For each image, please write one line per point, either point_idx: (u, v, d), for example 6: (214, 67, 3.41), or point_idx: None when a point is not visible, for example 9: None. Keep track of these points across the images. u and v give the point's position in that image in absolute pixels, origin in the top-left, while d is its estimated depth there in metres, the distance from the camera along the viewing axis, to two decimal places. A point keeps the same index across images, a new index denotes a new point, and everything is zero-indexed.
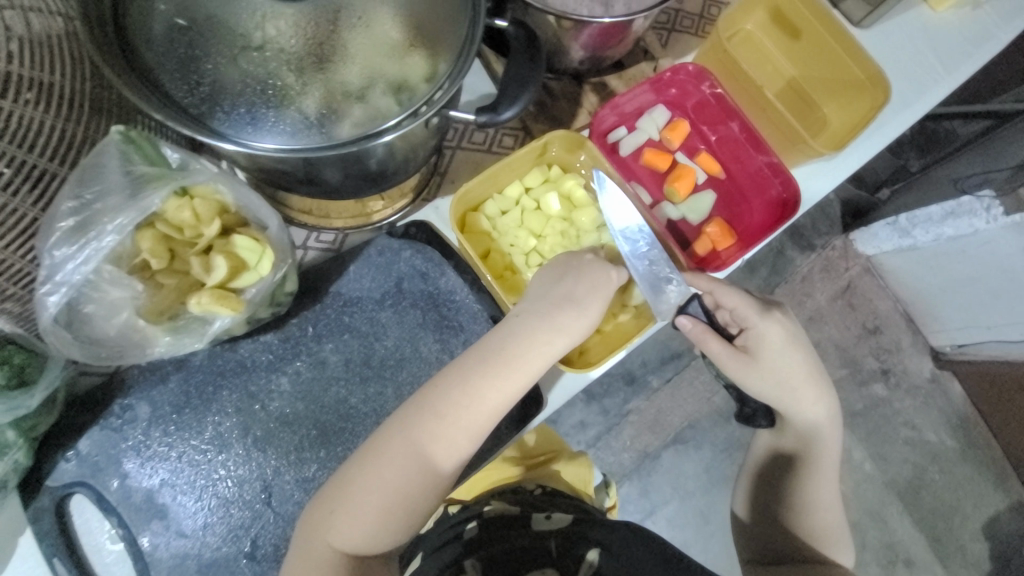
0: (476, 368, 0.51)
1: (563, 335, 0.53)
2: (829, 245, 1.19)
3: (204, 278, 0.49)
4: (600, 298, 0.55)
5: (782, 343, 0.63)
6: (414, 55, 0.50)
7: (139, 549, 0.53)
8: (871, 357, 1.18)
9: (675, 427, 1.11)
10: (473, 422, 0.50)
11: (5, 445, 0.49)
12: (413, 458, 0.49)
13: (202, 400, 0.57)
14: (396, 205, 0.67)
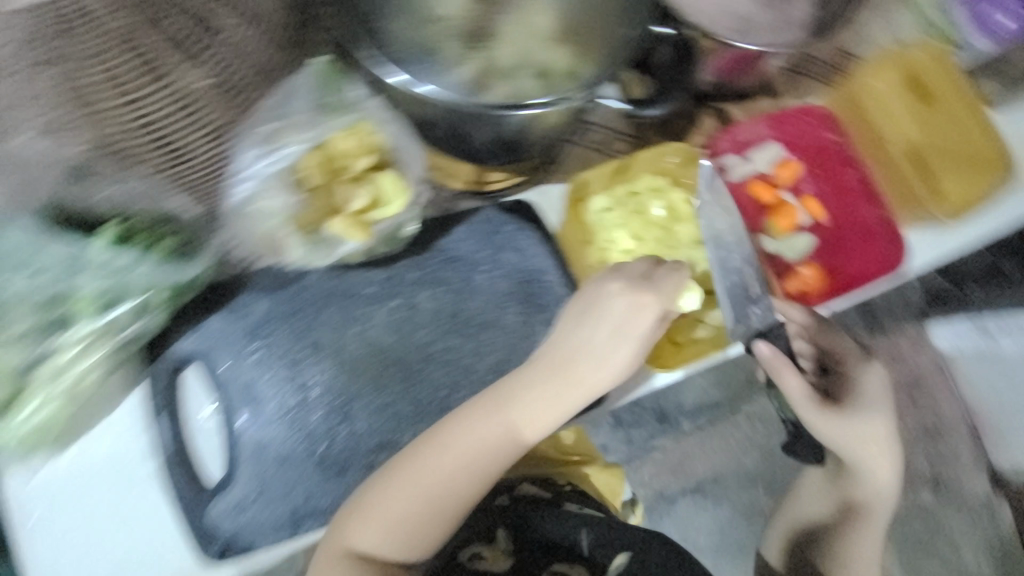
0: (493, 410, 0.55)
1: (580, 386, 0.56)
2: (903, 330, 1.06)
3: (346, 204, 0.56)
4: (620, 351, 0.56)
5: (858, 397, 0.69)
6: (564, 51, 0.59)
7: (233, 427, 0.58)
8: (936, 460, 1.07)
9: (694, 481, 0.94)
10: (480, 454, 0.55)
11: (151, 305, 0.54)
12: (426, 486, 0.54)
13: (311, 311, 0.63)
14: (511, 181, 0.72)
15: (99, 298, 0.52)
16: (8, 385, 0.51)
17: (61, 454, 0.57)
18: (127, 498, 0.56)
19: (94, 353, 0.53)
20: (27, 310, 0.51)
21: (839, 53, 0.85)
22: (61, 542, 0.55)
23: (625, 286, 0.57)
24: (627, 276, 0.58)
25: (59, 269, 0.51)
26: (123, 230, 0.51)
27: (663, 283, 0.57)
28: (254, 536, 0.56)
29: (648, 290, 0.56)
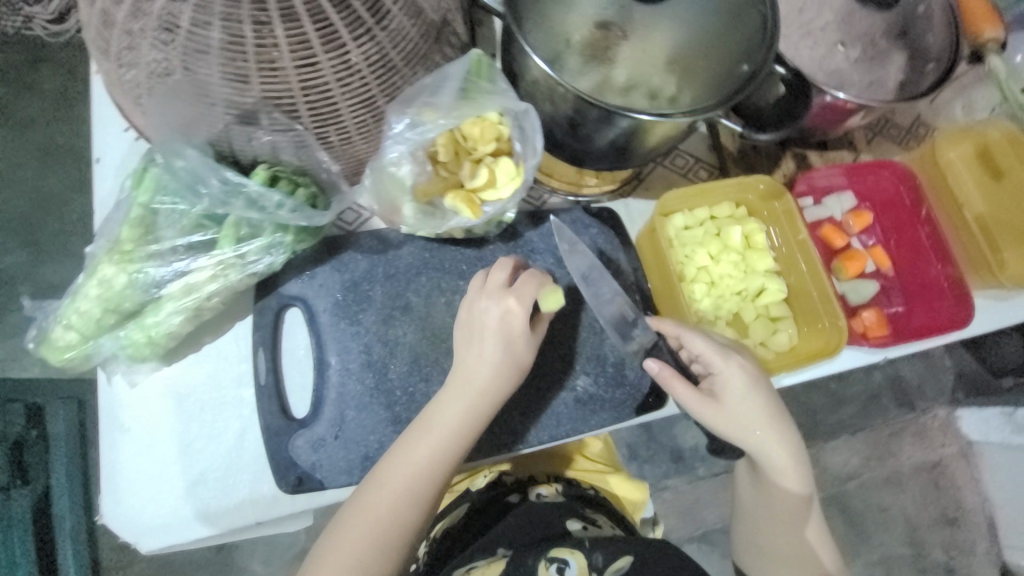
0: (438, 429, 0.57)
1: (478, 399, 0.58)
2: (931, 411, 1.32)
3: (466, 181, 0.61)
4: (491, 349, 0.59)
5: (743, 387, 0.64)
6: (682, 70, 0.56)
7: (323, 370, 0.62)
8: (940, 548, 1.29)
9: (707, 524, 1.20)
10: (428, 470, 0.56)
11: (278, 243, 0.59)
12: (382, 505, 0.55)
13: (407, 276, 0.68)
14: (604, 188, 0.76)
15: (238, 228, 0.57)
16: (139, 295, 0.56)
17: (166, 367, 0.61)
18: (219, 418, 0.61)
19: (218, 278, 0.58)
20: (175, 228, 0.56)
21: (917, 120, 0.90)
22: (149, 449, 0.59)
23: (492, 293, 0.59)
24: (488, 291, 0.60)
25: (209, 198, 0.56)
26: (270, 175, 0.59)
27: (524, 292, 0.59)
28: (326, 475, 0.60)
29: (503, 297, 0.59)
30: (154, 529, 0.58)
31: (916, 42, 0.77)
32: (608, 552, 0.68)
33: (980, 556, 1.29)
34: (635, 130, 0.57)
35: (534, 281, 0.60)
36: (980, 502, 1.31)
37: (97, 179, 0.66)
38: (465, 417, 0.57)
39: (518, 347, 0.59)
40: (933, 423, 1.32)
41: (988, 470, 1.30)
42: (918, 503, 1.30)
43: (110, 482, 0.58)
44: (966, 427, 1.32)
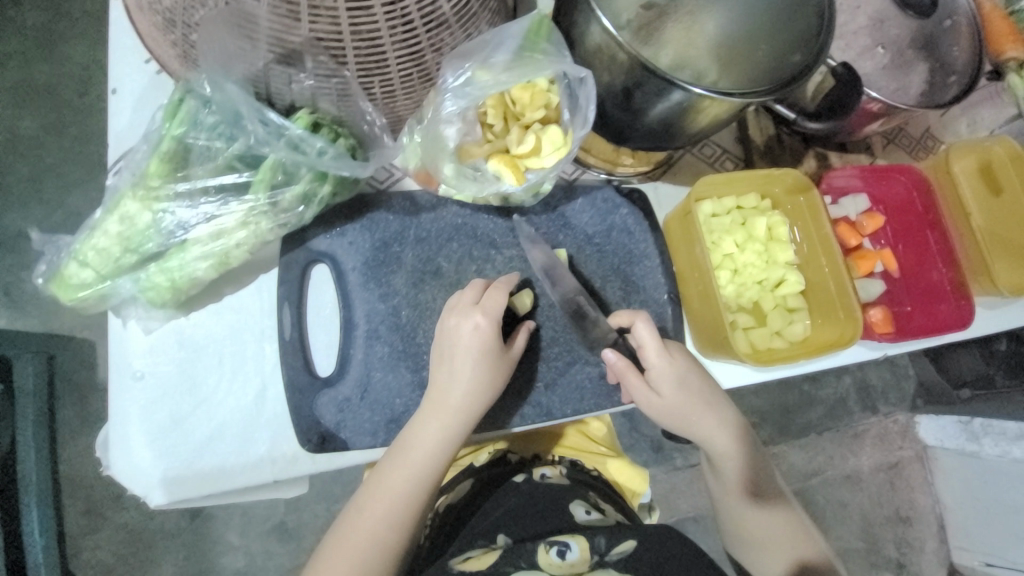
0: (421, 436, 0.56)
1: (457, 409, 0.57)
2: (891, 415, 1.38)
3: (512, 146, 0.60)
4: (467, 360, 0.57)
5: (682, 378, 0.64)
6: (733, 60, 0.57)
7: (350, 329, 0.61)
8: (892, 544, 1.37)
9: (681, 513, 1.23)
10: (406, 491, 0.56)
11: (315, 195, 0.57)
12: (364, 531, 0.54)
13: (438, 241, 0.66)
14: (637, 169, 0.74)
15: (274, 173, 0.54)
16: (162, 236, 0.53)
17: (184, 316, 0.58)
18: (239, 372, 0.58)
19: (247, 225, 0.55)
20: (206, 168, 0.53)
21: (926, 132, 0.93)
22: (162, 400, 0.56)
23: (463, 310, 0.59)
24: (460, 308, 0.59)
25: (250, 138, 0.53)
26: (312, 121, 0.55)
27: (492, 305, 0.59)
28: (351, 435, 0.59)
29: (471, 312, 0.58)
30: (164, 482, 0.55)
31: (941, 55, 0.80)
32: (613, 535, 0.62)
33: (928, 554, 1.38)
34: (688, 103, 0.55)
35: (502, 292, 0.60)
36: (931, 503, 1.39)
37: (114, 111, 0.64)
38: (439, 436, 0.56)
39: (492, 364, 0.58)
40: (892, 427, 1.38)
41: (940, 474, 1.37)
42: (874, 499, 1.36)
43: (119, 430, 0.56)
44: (924, 432, 1.39)
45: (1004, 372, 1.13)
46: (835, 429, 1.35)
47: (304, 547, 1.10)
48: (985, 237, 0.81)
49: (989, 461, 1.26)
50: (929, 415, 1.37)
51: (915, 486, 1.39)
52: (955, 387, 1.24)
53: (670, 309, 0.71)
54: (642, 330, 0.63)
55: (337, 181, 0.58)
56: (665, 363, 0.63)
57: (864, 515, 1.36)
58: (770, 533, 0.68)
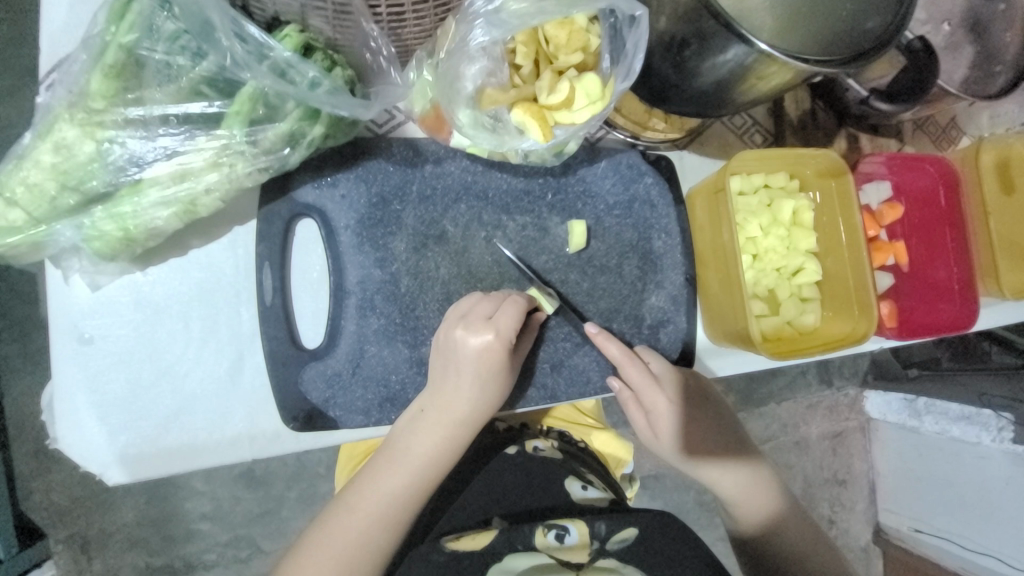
0: (420, 447, 0.53)
1: (460, 424, 0.54)
2: (843, 390, 1.28)
3: (541, 95, 0.51)
4: (475, 377, 0.53)
5: (676, 402, 0.64)
6: (805, 13, 0.48)
7: (342, 296, 0.54)
8: (825, 503, 1.29)
9: (642, 471, 1.20)
10: (404, 494, 0.53)
11: (302, 138, 0.47)
12: (354, 530, 0.52)
13: (443, 201, 0.58)
14: (668, 135, 0.68)
15: (254, 105, 0.44)
16: (110, 174, 0.43)
17: (140, 271, 0.50)
18: (210, 339, 0.51)
19: (219, 167, 0.45)
20: (166, 91, 0.43)
21: (951, 121, 0.88)
22: (121, 367, 0.49)
23: (471, 323, 0.53)
24: (471, 313, 0.53)
25: (225, 57, 0.42)
26: (303, 42, 0.45)
27: (506, 315, 0.53)
28: (342, 413, 0.53)
29: (484, 322, 0.53)
30: (124, 458, 0.49)
31: (991, 43, 0.73)
32: (614, 521, 0.62)
33: (857, 513, 1.33)
34: (748, 65, 0.48)
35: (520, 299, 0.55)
36: (866, 468, 1.32)
37: (47, 7, 0.50)
38: (441, 444, 0.53)
39: (500, 375, 0.54)
40: (842, 400, 1.29)
41: (879, 444, 1.30)
42: (815, 464, 1.28)
43: (67, 400, 0.48)
44: (868, 406, 1.29)
45: (950, 355, 1.24)
46: (792, 398, 1.25)
47: (273, 495, 1.01)
48: (999, 239, 0.79)
49: (927, 436, 1.19)
50: (876, 390, 1.27)
51: (855, 453, 1.31)
52: (903, 365, 1.27)
53: (686, 291, 0.67)
54: (620, 355, 0.61)
55: (332, 121, 0.48)
56: (650, 384, 0.62)
57: (805, 475, 1.27)
58: (749, 498, 0.69)
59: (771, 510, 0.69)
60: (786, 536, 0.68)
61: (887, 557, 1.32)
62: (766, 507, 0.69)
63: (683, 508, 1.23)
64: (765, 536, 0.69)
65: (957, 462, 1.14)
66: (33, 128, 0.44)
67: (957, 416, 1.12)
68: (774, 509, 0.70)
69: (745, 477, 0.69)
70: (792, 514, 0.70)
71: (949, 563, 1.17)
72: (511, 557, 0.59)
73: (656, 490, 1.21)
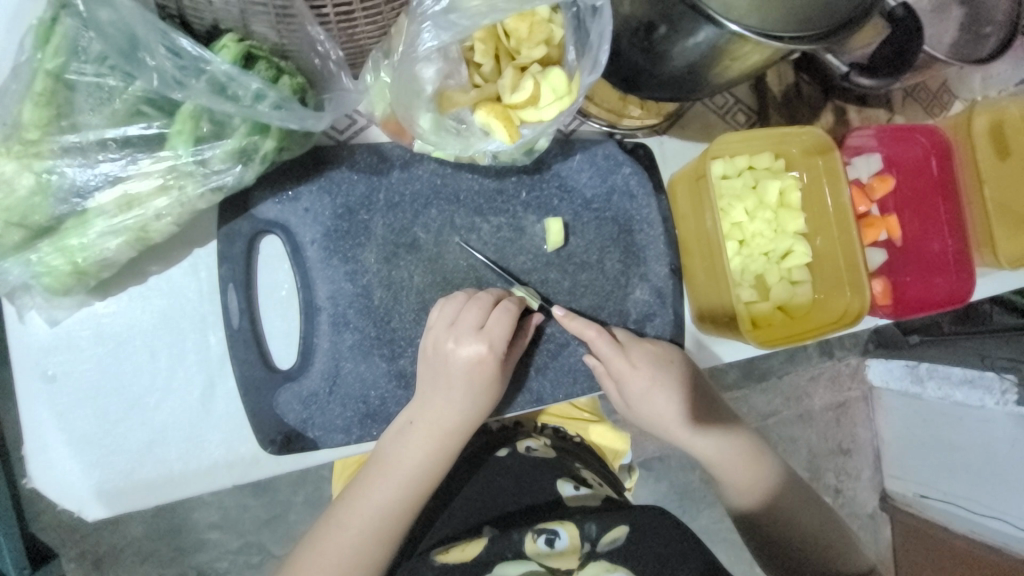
0: (410, 458, 0.52)
1: (452, 434, 0.53)
2: (845, 357, 1.26)
3: (505, 93, 0.48)
4: (467, 386, 0.52)
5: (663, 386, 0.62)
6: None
7: (312, 312, 0.52)
8: (831, 475, 1.29)
9: (647, 454, 1.20)
10: (394, 509, 0.52)
11: (254, 153, 0.45)
12: (346, 545, 0.51)
13: (413, 206, 0.56)
14: (645, 122, 0.65)
15: (197, 123, 0.42)
16: (52, 206, 0.41)
17: (99, 302, 0.48)
18: (179, 367, 0.49)
19: (168, 191, 0.43)
20: (101, 115, 0.40)
21: (942, 86, 0.85)
22: (88, 402, 0.48)
23: (461, 331, 0.51)
24: (464, 311, 0.52)
25: (153, 77, 0.40)
26: (243, 52, 0.42)
27: (500, 318, 0.52)
28: (321, 433, 0.52)
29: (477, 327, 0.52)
30: (100, 492, 0.48)
31: (980, 2, 0.70)
32: (604, 522, 0.61)
33: (863, 483, 1.33)
34: (721, 47, 0.45)
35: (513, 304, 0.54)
36: (870, 437, 1.31)
37: None
38: (430, 455, 0.52)
39: (491, 382, 0.53)
40: (844, 367, 1.27)
41: (882, 411, 1.29)
42: (820, 438, 1.27)
43: (36, 440, 0.47)
44: (871, 374, 1.28)
45: (951, 319, 1.19)
46: (794, 375, 1.24)
47: (277, 502, 1.00)
48: (994, 208, 0.77)
49: (930, 402, 1.18)
50: (878, 358, 1.25)
51: (858, 420, 1.30)
52: (905, 332, 1.20)
53: (672, 283, 0.65)
54: (604, 343, 0.59)
55: (284, 133, 0.46)
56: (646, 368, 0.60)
57: (810, 451, 1.27)
58: (750, 472, 0.65)
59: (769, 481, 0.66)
60: (785, 510, 0.65)
61: (894, 525, 1.33)
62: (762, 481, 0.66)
63: (688, 488, 1.23)
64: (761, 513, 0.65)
65: (959, 427, 1.14)
66: None
67: (960, 380, 1.11)
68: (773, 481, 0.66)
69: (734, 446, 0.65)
70: (793, 487, 0.67)
71: (958, 525, 1.19)
72: (502, 566, 0.59)
73: (660, 471, 1.21)
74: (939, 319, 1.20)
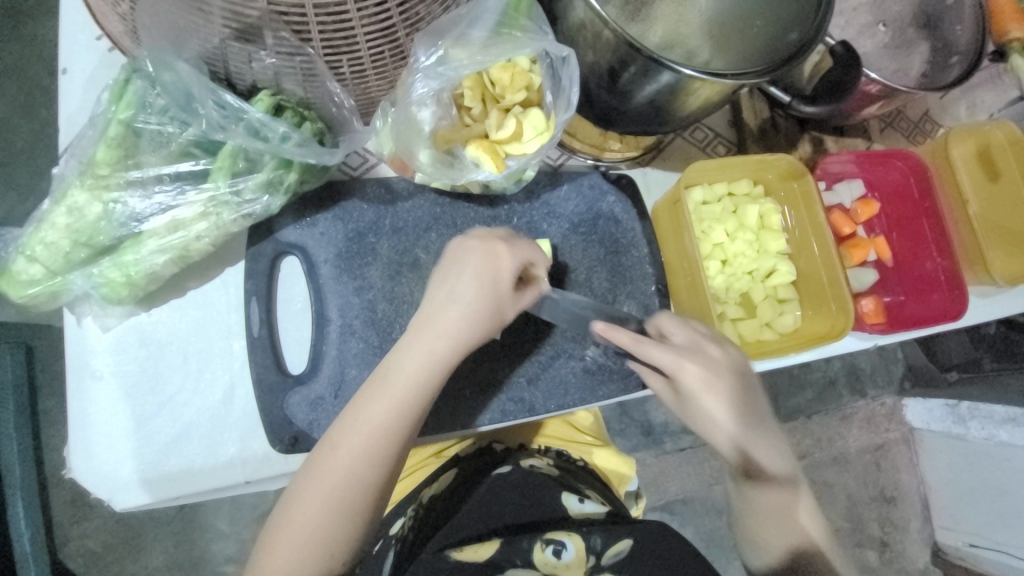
0: (431, 323, 0.53)
1: (471, 295, 0.53)
2: (879, 399, 1.23)
3: (491, 131, 0.56)
4: (478, 253, 0.55)
5: (703, 389, 0.57)
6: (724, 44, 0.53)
7: (323, 321, 0.59)
8: (876, 523, 1.22)
9: (669, 496, 1.17)
10: (415, 373, 0.51)
11: (279, 184, 0.53)
12: (344, 462, 0.49)
13: (416, 231, 0.63)
14: (626, 154, 0.72)
15: (235, 160, 0.51)
16: (114, 228, 0.50)
17: (144, 313, 0.56)
18: (206, 369, 0.56)
19: (208, 216, 0.52)
20: (159, 155, 0.50)
21: (924, 115, 0.89)
22: (127, 401, 0.54)
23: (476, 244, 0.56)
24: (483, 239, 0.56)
25: (203, 122, 0.49)
26: (274, 104, 0.51)
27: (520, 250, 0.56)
28: (325, 435, 0.57)
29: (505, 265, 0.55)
30: (132, 484, 0.53)
31: (943, 38, 0.75)
32: (608, 535, 0.64)
33: (911, 533, 1.24)
34: (677, 85, 0.52)
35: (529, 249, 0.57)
36: (915, 484, 1.25)
37: (63, 94, 0.59)
38: (430, 362, 0.51)
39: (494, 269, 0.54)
40: (880, 410, 1.24)
41: (926, 455, 1.23)
42: (857, 480, 1.22)
43: (80, 432, 0.53)
44: (910, 415, 1.24)
45: (993, 356, 1.08)
46: (822, 413, 1.20)
47: None
48: (983, 228, 0.78)
49: (974, 443, 1.14)
50: (915, 397, 1.23)
51: (901, 468, 1.24)
52: (942, 369, 1.17)
53: (658, 300, 0.69)
54: (652, 345, 0.56)
55: (304, 168, 0.54)
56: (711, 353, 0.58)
57: (847, 496, 1.21)
58: (786, 526, 0.60)
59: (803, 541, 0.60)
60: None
61: None
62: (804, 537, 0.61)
63: (716, 533, 1.18)
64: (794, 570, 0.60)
65: (1011, 469, 1.07)
66: (50, 195, 0.51)
67: (1003, 419, 1.09)
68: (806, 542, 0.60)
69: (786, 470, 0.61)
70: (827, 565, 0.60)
71: None
72: (513, 572, 0.62)
73: (684, 516, 1.18)
74: (979, 356, 1.10)
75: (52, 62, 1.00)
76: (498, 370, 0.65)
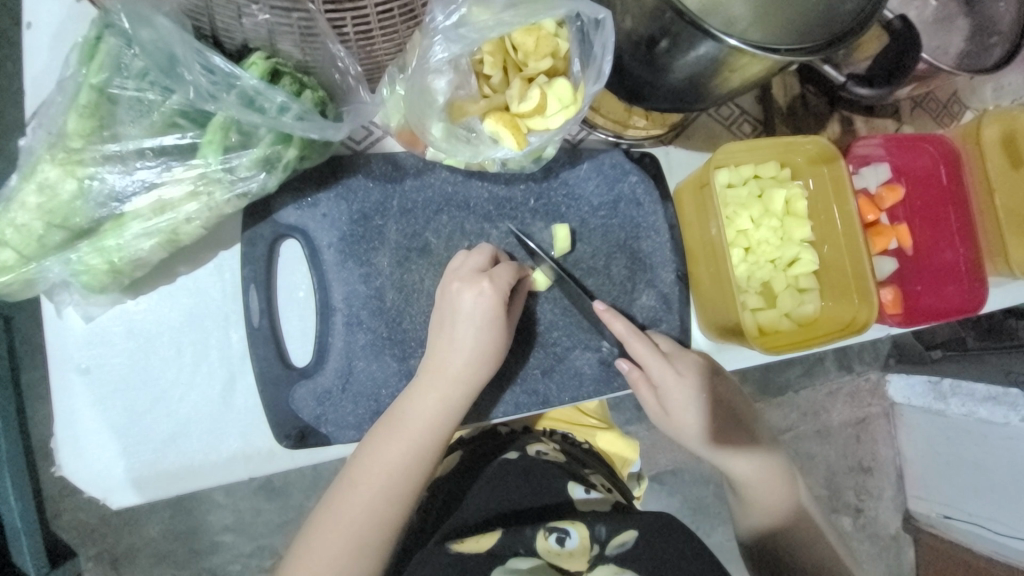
0: (458, 346, 0.52)
1: (492, 323, 0.53)
2: (864, 374, 1.23)
3: (513, 103, 0.51)
4: (471, 283, 0.53)
5: (689, 393, 0.61)
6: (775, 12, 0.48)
7: (328, 310, 0.55)
8: (853, 493, 1.26)
9: (659, 467, 1.18)
10: (448, 398, 0.52)
11: (278, 161, 0.48)
12: (361, 504, 0.50)
13: (425, 213, 0.58)
14: (650, 132, 0.66)
15: (227, 134, 0.45)
16: (92, 210, 0.45)
17: (131, 300, 0.52)
18: (201, 362, 0.53)
19: (197, 197, 0.46)
20: (140, 126, 0.44)
21: (953, 96, 0.84)
22: (118, 394, 0.51)
23: (466, 274, 0.54)
24: (461, 273, 0.54)
25: (190, 90, 0.44)
26: (270, 68, 0.45)
27: (501, 278, 0.54)
28: (334, 429, 0.54)
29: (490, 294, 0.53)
30: (124, 482, 0.51)
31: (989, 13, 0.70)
32: (612, 524, 0.63)
33: (885, 501, 1.29)
34: (721, 59, 0.46)
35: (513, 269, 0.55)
36: (891, 455, 1.28)
37: (27, 49, 0.52)
38: (442, 410, 0.52)
39: (497, 313, 0.53)
40: (864, 385, 1.24)
41: (904, 428, 1.25)
42: (839, 452, 1.24)
43: (66, 427, 0.50)
44: (891, 390, 1.25)
45: (976, 334, 1.15)
46: (810, 387, 1.21)
47: (292, 506, 1.00)
48: (1009, 217, 0.76)
49: (952, 420, 1.14)
50: (899, 372, 1.22)
51: (880, 439, 1.27)
52: (927, 346, 1.20)
53: (677, 288, 0.66)
54: (642, 347, 0.60)
55: (305, 143, 0.49)
56: (675, 375, 0.60)
57: (828, 467, 1.24)
58: (761, 493, 0.66)
59: (780, 504, 0.66)
60: (802, 541, 0.65)
61: (918, 545, 1.29)
62: (784, 504, 0.66)
63: (702, 503, 1.21)
64: (771, 541, 0.66)
65: (985, 445, 1.08)
66: (17, 169, 0.46)
67: (983, 397, 1.07)
68: (782, 505, 0.66)
69: (758, 456, 0.65)
70: (800, 523, 0.66)
71: (983, 547, 1.14)
72: (517, 559, 0.60)
73: (673, 486, 1.20)
74: (963, 335, 1.16)
75: (15, 9, 0.89)
76: (512, 361, 0.63)
